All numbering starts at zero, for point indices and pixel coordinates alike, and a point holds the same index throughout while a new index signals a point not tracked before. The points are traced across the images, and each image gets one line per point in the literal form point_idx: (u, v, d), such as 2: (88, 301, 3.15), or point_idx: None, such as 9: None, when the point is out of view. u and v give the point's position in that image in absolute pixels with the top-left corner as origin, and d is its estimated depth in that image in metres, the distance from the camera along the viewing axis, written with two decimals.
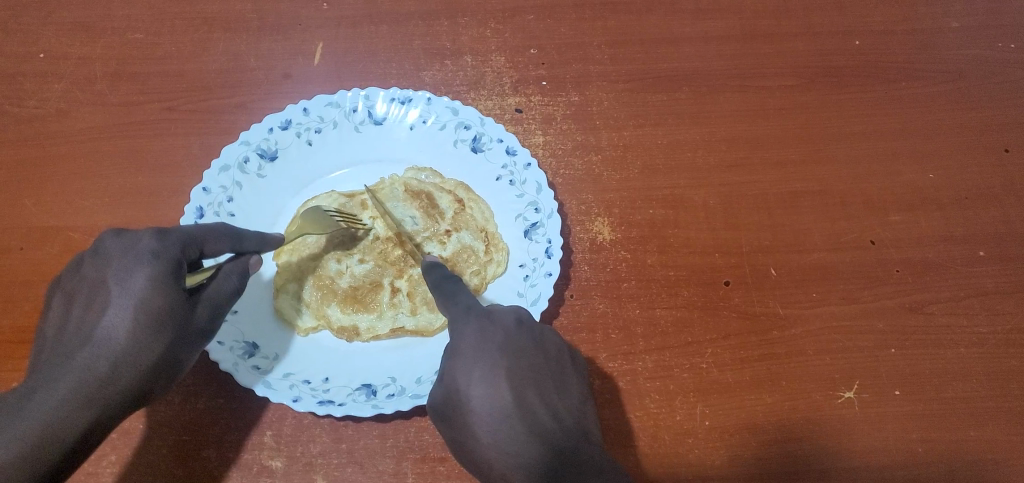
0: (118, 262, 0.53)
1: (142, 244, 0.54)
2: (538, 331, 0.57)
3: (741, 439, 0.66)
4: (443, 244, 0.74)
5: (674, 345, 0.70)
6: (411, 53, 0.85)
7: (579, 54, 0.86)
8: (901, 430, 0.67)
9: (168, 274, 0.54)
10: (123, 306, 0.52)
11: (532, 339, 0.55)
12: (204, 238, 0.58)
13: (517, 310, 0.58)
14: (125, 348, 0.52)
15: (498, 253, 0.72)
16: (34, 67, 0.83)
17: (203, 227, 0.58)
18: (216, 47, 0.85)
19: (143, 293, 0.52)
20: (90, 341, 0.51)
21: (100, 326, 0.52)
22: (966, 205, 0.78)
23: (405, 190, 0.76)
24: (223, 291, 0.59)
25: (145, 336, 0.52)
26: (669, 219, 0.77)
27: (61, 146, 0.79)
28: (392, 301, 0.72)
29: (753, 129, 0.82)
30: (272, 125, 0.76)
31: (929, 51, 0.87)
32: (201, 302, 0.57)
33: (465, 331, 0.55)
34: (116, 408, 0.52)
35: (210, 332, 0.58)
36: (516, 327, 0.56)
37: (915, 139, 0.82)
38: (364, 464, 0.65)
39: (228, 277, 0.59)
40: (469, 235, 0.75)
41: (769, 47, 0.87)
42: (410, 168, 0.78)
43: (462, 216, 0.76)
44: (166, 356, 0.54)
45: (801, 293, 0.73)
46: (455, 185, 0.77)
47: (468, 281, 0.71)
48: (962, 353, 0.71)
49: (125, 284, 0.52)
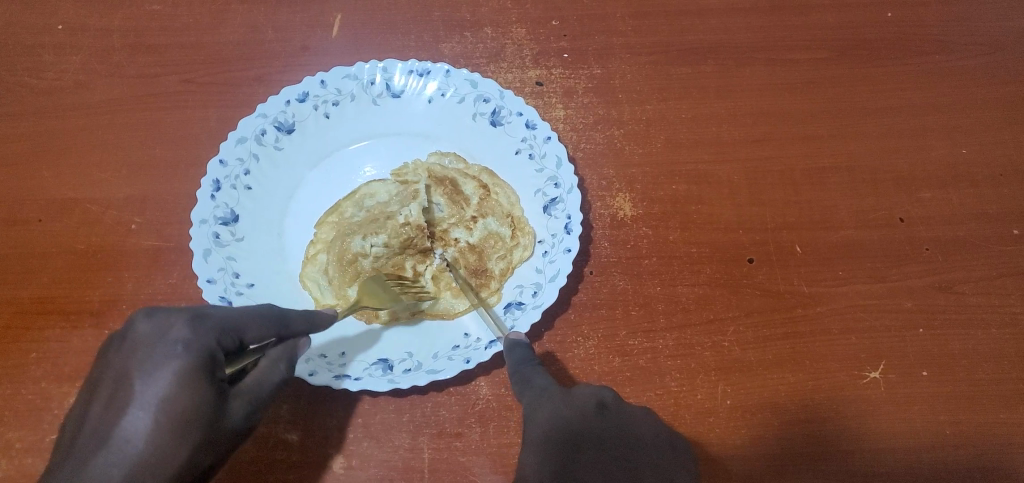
0: (144, 353, 0.46)
1: (173, 332, 0.48)
2: (624, 417, 0.54)
3: (763, 418, 0.65)
4: (470, 231, 0.75)
5: (696, 323, 0.69)
6: (430, 25, 0.84)
7: (602, 26, 0.84)
8: (928, 412, 0.66)
9: (200, 368, 0.47)
10: (147, 405, 0.45)
11: (616, 422, 0.53)
12: (246, 324, 0.52)
13: (602, 393, 0.56)
14: (144, 455, 0.44)
15: (524, 237, 0.71)
16: (52, 39, 0.83)
17: (244, 312, 0.53)
18: (233, 18, 0.83)
19: (174, 388, 0.46)
20: (106, 445, 0.44)
21: (119, 426, 0.45)
22: (1001, 183, 0.76)
23: (429, 177, 0.75)
24: (266, 382, 0.52)
25: (169, 441, 0.45)
26: (693, 195, 0.75)
27: (79, 118, 0.79)
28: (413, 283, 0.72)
29: (780, 103, 0.80)
30: (290, 97, 0.74)
31: (966, 24, 0.84)
32: (237, 396, 0.50)
33: (539, 402, 0.56)
34: None
35: (245, 434, 0.51)
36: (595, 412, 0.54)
37: (949, 113, 0.80)
38: (380, 438, 0.65)
39: (274, 366, 0.53)
40: (495, 221, 0.74)
41: (799, 19, 0.84)
42: (433, 153, 0.76)
43: (488, 202, 0.74)
44: (192, 464, 0.46)
45: (826, 270, 0.72)
46: (479, 170, 0.76)
47: (494, 267, 0.71)
48: (993, 334, 0.69)
49: (150, 379, 0.46)
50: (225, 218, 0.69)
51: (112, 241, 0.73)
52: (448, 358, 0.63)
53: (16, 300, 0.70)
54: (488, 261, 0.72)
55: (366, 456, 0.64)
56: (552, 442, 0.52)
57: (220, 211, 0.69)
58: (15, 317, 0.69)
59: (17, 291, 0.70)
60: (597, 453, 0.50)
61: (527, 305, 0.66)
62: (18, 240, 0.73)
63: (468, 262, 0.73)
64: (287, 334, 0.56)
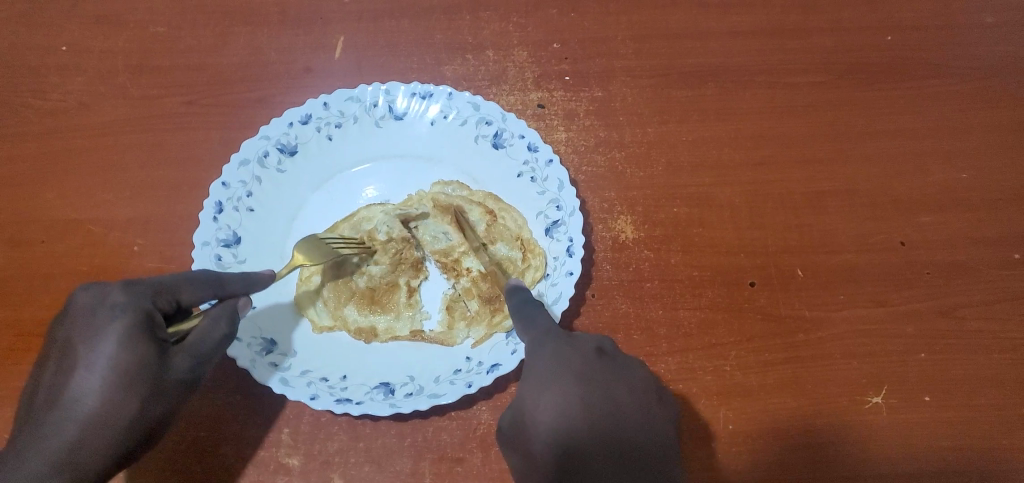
0: (85, 320, 0.50)
1: (107, 299, 0.51)
2: (623, 365, 0.54)
3: (765, 443, 0.66)
4: (481, 259, 0.74)
5: (698, 347, 0.69)
6: (432, 47, 0.84)
7: (604, 49, 0.84)
8: (929, 437, 0.66)
9: (135, 328, 0.50)
10: (93, 367, 0.49)
11: (614, 372, 0.53)
12: (178, 285, 0.55)
13: (602, 340, 0.55)
14: (94, 411, 0.49)
15: (534, 258, 0.71)
16: (56, 60, 0.83)
17: (177, 275, 0.55)
18: (236, 40, 0.84)
19: (114, 350, 0.49)
20: (58, 406, 0.48)
21: (68, 387, 0.49)
22: (1000, 207, 0.76)
23: (434, 206, 0.75)
24: (209, 338, 0.54)
25: (117, 397, 0.49)
26: (694, 218, 0.75)
27: (81, 139, 0.79)
28: (408, 302, 0.73)
29: (780, 126, 0.80)
30: (293, 119, 0.75)
31: (965, 48, 0.84)
32: (179, 352, 0.52)
33: (542, 355, 0.53)
34: (96, 470, 0.50)
35: (191, 382, 0.54)
36: (596, 358, 0.53)
37: (948, 138, 0.80)
38: (381, 463, 0.65)
39: (216, 323, 0.55)
40: (506, 246, 0.73)
41: (799, 42, 0.85)
42: (436, 183, 0.76)
43: (496, 227, 0.74)
44: (144, 414, 0.50)
45: (826, 293, 0.72)
46: (484, 196, 0.75)
47: (507, 291, 0.71)
48: (994, 359, 0.69)
49: (92, 344, 0.49)
50: (227, 240, 0.70)
51: (114, 263, 0.73)
52: (450, 382, 0.63)
53: (17, 322, 0.70)
54: (501, 288, 0.71)
55: (367, 480, 0.64)
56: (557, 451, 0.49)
57: (223, 233, 0.70)
58: (16, 339, 0.69)
59: (18, 313, 0.70)
60: (609, 464, 0.48)
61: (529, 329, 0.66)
62: (19, 262, 0.73)
63: (481, 291, 0.72)
64: (224, 294, 0.57)
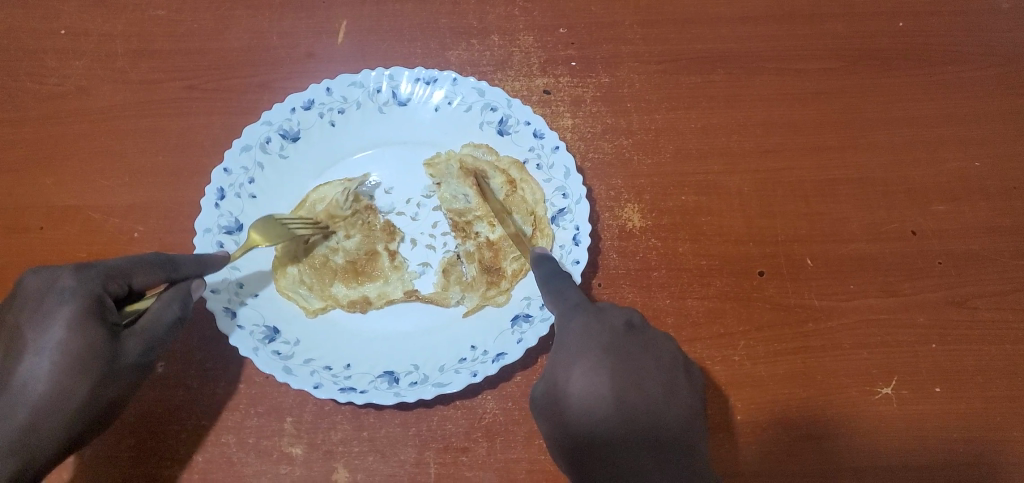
0: (33, 305, 0.51)
1: (58, 284, 0.52)
2: (652, 338, 0.52)
3: (774, 434, 0.65)
4: (492, 226, 0.74)
5: (706, 337, 0.68)
6: (437, 32, 0.83)
7: (611, 34, 0.83)
8: (941, 428, 0.65)
9: (85, 314, 0.51)
10: (41, 351, 0.50)
11: (643, 346, 0.51)
12: (131, 271, 0.56)
13: (629, 313, 0.54)
14: (45, 394, 0.50)
15: (542, 240, 0.69)
16: (55, 44, 0.82)
17: (130, 260, 0.56)
18: (238, 24, 0.82)
19: (65, 334, 0.50)
20: (9, 389, 0.49)
21: (17, 371, 0.49)
22: (1013, 196, 0.75)
23: (460, 169, 0.74)
24: (160, 322, 0.56)
25: (70, 380, 0.50)
26: (702, 206, 0.74)
27: (80, 124, 0.78)
28: (394, 265, 0.72)
29: (790, 113, 0.79)
30: (295, 105, 0.74)
31: (978, 34, 0.83)
32: (131, 336, 0.54)
33: (571, 328, 0.52)
34: (47, 452, 0.51)
35: (144, 365, 0.56)
36: (625, 331, 0.52)
37: (961, 125, 0.79)
38: (385, 453, 0.64)
39: (168, 306, 0.57)
40: (520, 219, 0.72)
41: (810, 28, 0.83)
42: (466, 145, 0.75)
43: (514, 197, 0.73)
44: (94, 397, 0.52)
45: (837, 283, 0.71)
46: (509, 163, 0.74)
47: (508, 266, 0.70)
48: (1007, 350, 0.68)
49: (42, 328, 0.50)
50: (229, 227, 0.69)
51: (113, 250, 0.72)
52: (455, 371, 0.63)
53: None
54: (503, 259, 0.71)
55: (371, 470, 0.63)
56: (592, 435, 0.47)
57: (225, 219, 0.69)
58: None
59: None
60: (638, 444, 0.47)
61: (534, 317, 0.65)
62: (18, 248, 0.72)
63: (483, 258, 0.72)
64: (178, 277, 0.59)
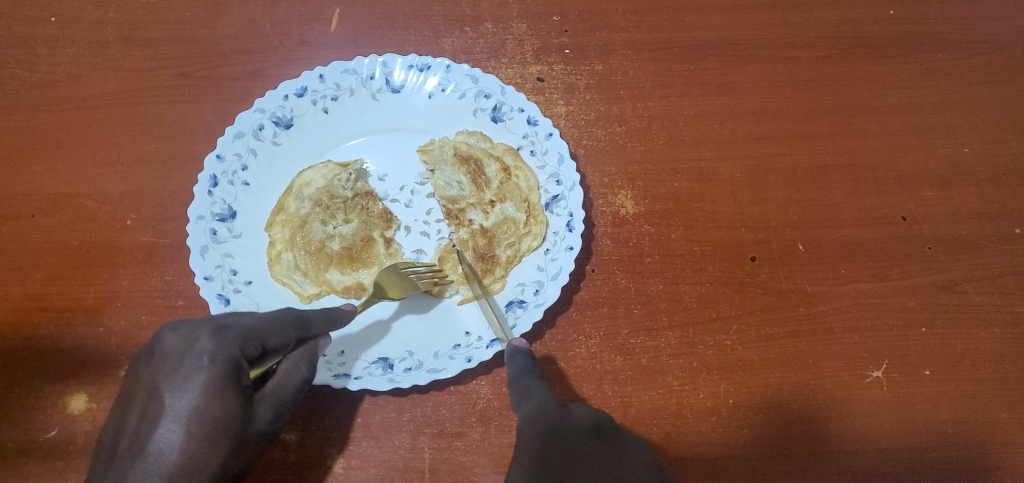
0: (172, 366, 0.51)
1: (197, 345, 0.51)
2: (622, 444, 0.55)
3: (766, 418, 0.65)
4: (486, 214, 0.74)
5: (698, 321, 0.69)
6: (430, 20, 0.83)
7: (603, 22, 0.83)
8: (931, 412, 0.65)
9: (224, 378, 0.51)
10: (175, 417, 0.49)
11: (610, 450, 0.54)
12: (265, 332, 0.55)
13: (600, 414, 0.57)
14: (178, 462, 0.48)
15: (536, 226, 0.70)
16: (46, 31, 0.81)
17: (264, 320, 0.55)
18: (230, 11, 0.82)
19: (197, 399, 0.49)
20: (142, 457, 0.48)
21: (151, 439, 0.48)
22: (1002, 182, 0.76)
23: (454, 155, 0.74)
24: (290, 383, 0.54)
25: (200, 447, 0.48)
26: (694, 192, 0.75)
27: (71, 111, 0.77)
28: (388, 252, 0.72)
29: (782, 101, 0.80)
30: (288, 92, 0.74)
31: (966, 23, 0.84)
32: (261, 401, 0.53)
33: (538, 419, 0.55)
34: None
35: (271, 435, 0.54)
36: (593, 431, 0.55)
37: (950, 112, 0.79)
38: (380, 438, 0.64)
39: (295, 368, 0.55)
40: (512, 206, 0.73)
41: (801, 16, 0.84)
42: (461, 132, 0.75)
43: (508, 185, 0.74)
44: (223, 468, 0.50)
45: (828, 268, 0.71)
46: (503, 151, 0.74)
47: (502, 254, 0.71)
48: (994, 334, 0.69)
49: (178, 392, 0.50)
50: (222, 214, 0.69)
51: (106, 237, 0.71)
52: (449, 357, 0.63)
53: (8, 297, 0.69)
54: (497, 246, 0.71)
55: (365, 456, 0.63)
56: None
57: (218, 207, 0.68)
58: (7, 314, 0.68)
59: (7, 288, 0.69)
60: None
61: (528, 303, 0.65)
62: (11, 236, 0.72)
63: (477, 246, 0.72)
64: (308, 335, 0.57)
